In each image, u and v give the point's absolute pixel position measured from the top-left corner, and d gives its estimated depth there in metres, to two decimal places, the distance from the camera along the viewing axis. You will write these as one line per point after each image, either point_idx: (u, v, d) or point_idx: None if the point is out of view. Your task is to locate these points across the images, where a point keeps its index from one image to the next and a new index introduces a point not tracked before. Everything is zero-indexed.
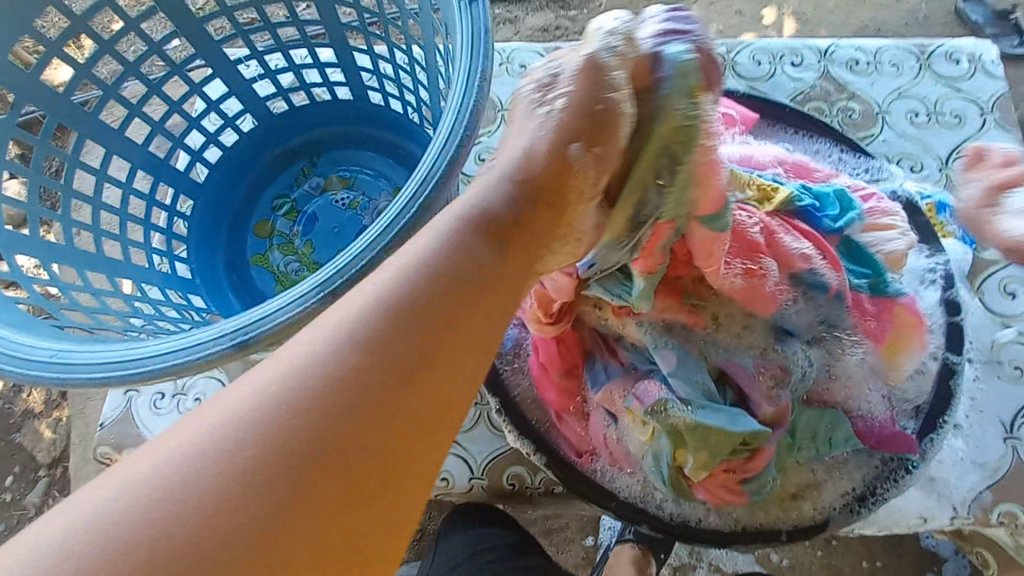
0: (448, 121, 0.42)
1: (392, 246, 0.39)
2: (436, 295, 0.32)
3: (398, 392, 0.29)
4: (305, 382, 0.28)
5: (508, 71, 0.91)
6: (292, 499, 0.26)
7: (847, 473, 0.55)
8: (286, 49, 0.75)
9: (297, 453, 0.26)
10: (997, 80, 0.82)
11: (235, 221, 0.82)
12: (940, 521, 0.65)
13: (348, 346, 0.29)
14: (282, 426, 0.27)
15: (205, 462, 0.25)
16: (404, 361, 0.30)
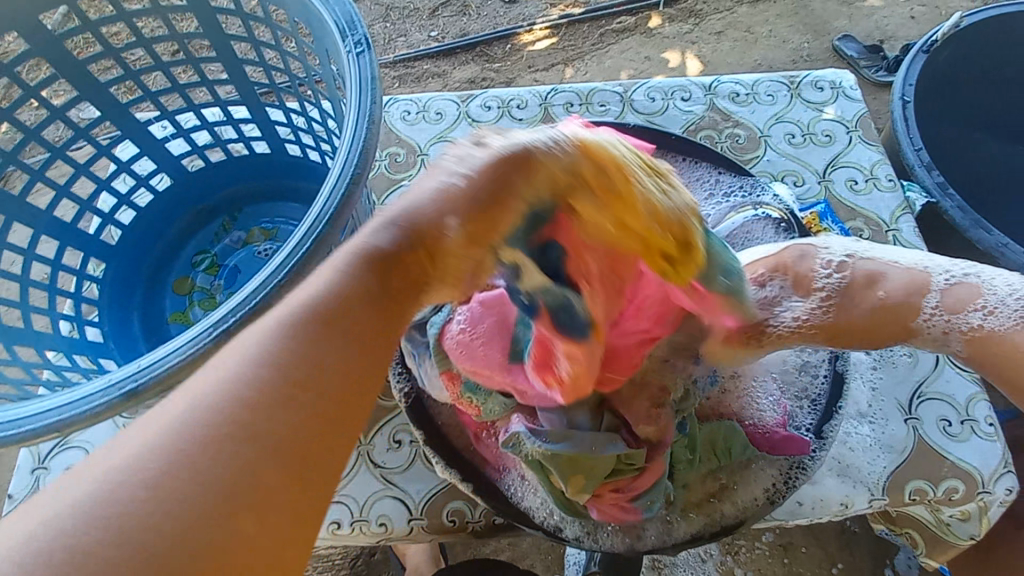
0: (339, 160, 0.44)
1: (286, 283, 0.40)
2: (314, 326, 0.31)
3: (283, 420, 0.28)
4: (204, 417, 0.27)
5: (425, 119, 0.96)
6: (243, 488, 0.26)
7: (752, 481, 0.58)
8: (198, 108, 0.76)
9: (197, 486, 0.26)
10: (857, 101, 0.93)
11: (152, 281, 0.80)
12: (861, 506, 0.68)
13: (244, 375, 0.29)
14: (177, 457, 0.26)
15: (155, 466, 0.26)
16: (290, 398, 0.29)
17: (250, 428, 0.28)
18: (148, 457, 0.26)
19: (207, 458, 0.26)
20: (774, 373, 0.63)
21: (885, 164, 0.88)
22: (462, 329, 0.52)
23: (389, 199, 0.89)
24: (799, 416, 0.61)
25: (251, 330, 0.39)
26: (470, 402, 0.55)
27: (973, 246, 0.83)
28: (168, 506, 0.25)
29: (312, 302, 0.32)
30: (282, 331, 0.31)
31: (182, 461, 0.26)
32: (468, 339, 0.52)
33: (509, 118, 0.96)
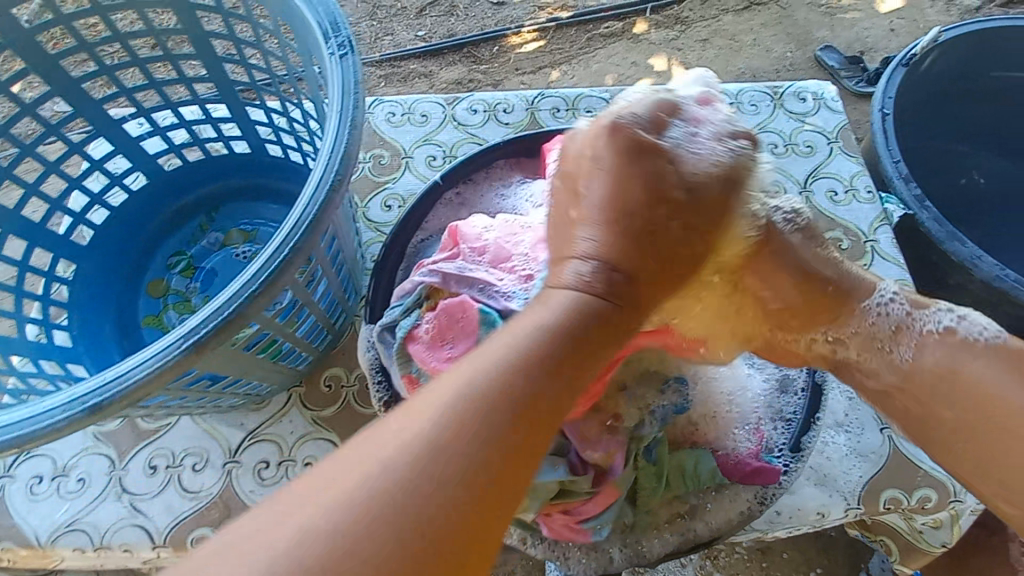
0: (319, 166, 0.43)
1: (261, 292, 0.39)
2: (502, 416, 0.34)
3: (464, 498, 0.32)
4: (391, 478, 0.31)
5: (410, 121, 0.95)
6: (422, 552, 0.30)
7: (723, 504, 0.58)
8: (175, 106, 0.74)
9: (384, 546, 0.30)
10: (838, 113, 0.94)
11: (126, 284, 0.78)
12: (837, 516, 0.69)
13: (430, 448, 0.32)
14: (376, 512, 0.30)
15: (353, 520, 0.30)
16: (475, 477, 0.32)
17: (436, 502, 0.31)
18: (350, 503, 0.30)
19: (414, 485, 0.31)
20: (750, 397, 0.64)
21: (865, 175, 0.89)
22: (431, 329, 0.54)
23: (372, 201, 0.88)
24: (775, 440, 0.62)
25: (224, 341, 0.38)
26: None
27: (948, 258, 0.84)
28: (370, 522, 0.30)
29: (479, 389, 0.34)
30: (469, 416, 0.33)
31: (379, 520, 0.30)
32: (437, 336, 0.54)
33: (495, 122, 0.95)
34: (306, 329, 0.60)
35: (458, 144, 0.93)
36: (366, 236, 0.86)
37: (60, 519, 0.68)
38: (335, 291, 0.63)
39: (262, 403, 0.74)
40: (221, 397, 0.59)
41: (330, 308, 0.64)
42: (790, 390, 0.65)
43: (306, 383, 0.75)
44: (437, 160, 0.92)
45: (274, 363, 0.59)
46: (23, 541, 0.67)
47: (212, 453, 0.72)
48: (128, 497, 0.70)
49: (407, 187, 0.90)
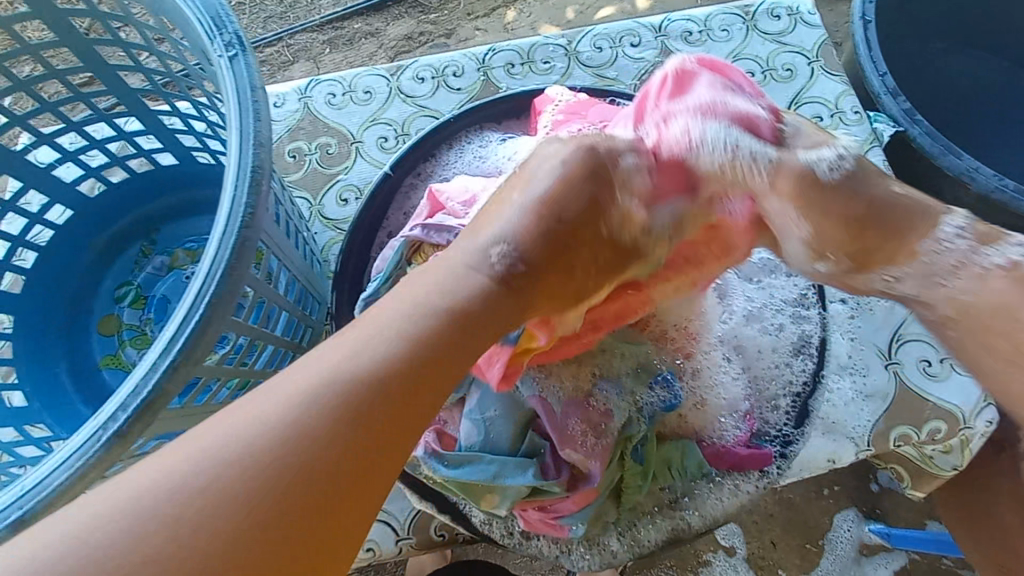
0: (226, 199, 0.37)
1: (180, 363, 0.34)
2: (360, 389, 0.34)
3: (294, 469, 0.31)
4: (224, 461, 0.30)
5: (352, 100, 0.86)
6: (247, 535, 0.29)
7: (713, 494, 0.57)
8: (80, 127, 0.67)
9: (214, 528, 0.29)
10: (816, 27, 0.86)
11: (75, 327, 0.74)
12: (844, 461, 0.68)
13: (272, 425, 0.32)
14: (203, 497, 0.29)
15: (162, 512, 0.29)
16: (309, 454, 0.31)
17: (253, 477, 0.30)
18: (163, 484, 0.30)
19: (244, 469, 0.30)
20: (755, 374, 0.62)
21: (850, 95, 0.83)
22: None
23: (326, 196, 0.81)
24: (772, 418, 0.61)
25: (151, 422, 0.33)
26: None
27: (943, 173, 0.79)
28: (202, 506, 0.29)
29: (349, 366, 0.34)
30: (330, 382, 0.34)
31: (195, 497, 0.29)
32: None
33: (445, 88, 0.87)
34: (266, 359, 0.56)
35: (411, 120, 0.85)
36: (325, 236, 0.79)
37: None
38: (291, 312, 0.59)
39: None
40: None
41: (290, 329, 0.60)
42: (806, 352, 0.62)
43: None
44: (390, 141, 0.84)
45: (239, 400, 0.56)
46: None
47: None
48: None
49: (362, 175, 0.82)
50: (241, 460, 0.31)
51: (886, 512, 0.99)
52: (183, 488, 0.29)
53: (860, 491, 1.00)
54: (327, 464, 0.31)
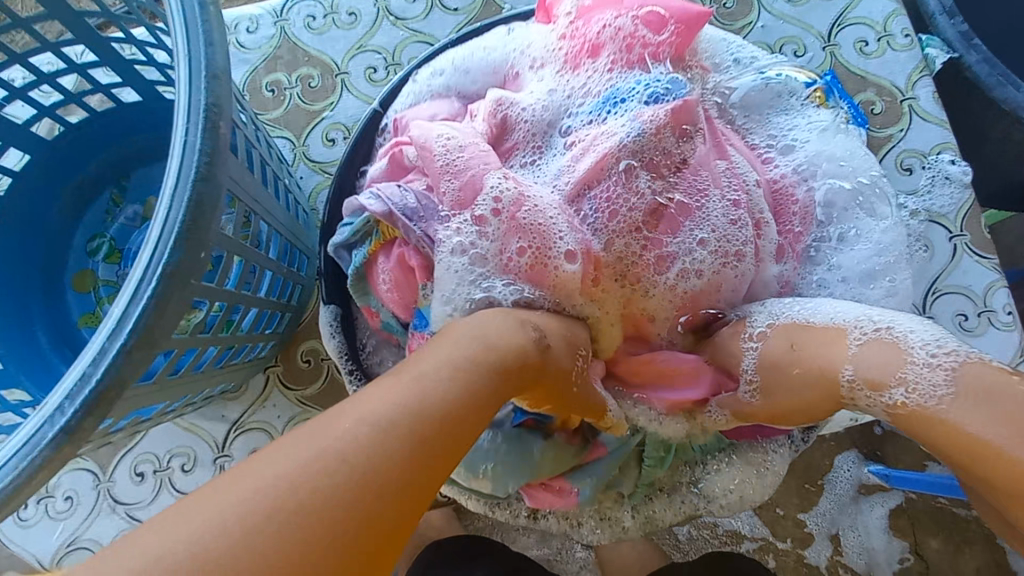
0: (176, 145, 0.31)
1: (135, 344, 0.29)
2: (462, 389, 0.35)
3: (410, 449, 0.30)
4: (338, 437, 0.29)
5: (335, 23, 0.76)
6: (363, 501, 0.28)
7: (734, 468, 0.56)
8: (24, 58, 0.58)
9: (329, 489, 0.27)
10: None
11: (47, 283, 0.68)
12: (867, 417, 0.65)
13: (385, 407, 0.31)
14: (318, 469, 0.28)
15: (278, 488, 0.27)
16: (424, 436, 0.31)
17: (369, 451, 0.29)
18: (280, 466, 0.28)
19: (359, 442, 0.29)
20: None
21: (901, 15, 0.73)
22: (389, 272, 0.49)
23: (311, 136, 0.73)
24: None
25: (109, 413, 0.29)
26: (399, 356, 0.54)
27: (997, 109, 0.69)
28: (320, 475, 0.27)
29: (448, 366, 0.36)
30: (441, 377, 0.35)
31: (309, 468, 0.28)
32: (400, 278, 0.49)
33: (441, 9, 0.76)
34: (250, 322, 0.51)
35: (402, 47, 0.75)
36: (312, 181, 0.72)
37: (59, 541, 0.65)
38: (276, 270, 0.53)
39: (239, 391, 0.67)
40: (177, 409, 0.52)
41: (275, 287, 0.54)
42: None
43: (281, 360, 0.68)
44: (379, 72, 0.75)
45: (224, 366, 0.51)
46: (26, 567, 0.65)
47: (198, 450, 0.66)
48: (123, 508, 0.65)
49: (349, 112, 0.74)
50: (357, 437, 0.29)
51: (887, 454, 0.89)
52: (301, 464, 0.28)
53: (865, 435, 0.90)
54: (431, 456, 0.31)
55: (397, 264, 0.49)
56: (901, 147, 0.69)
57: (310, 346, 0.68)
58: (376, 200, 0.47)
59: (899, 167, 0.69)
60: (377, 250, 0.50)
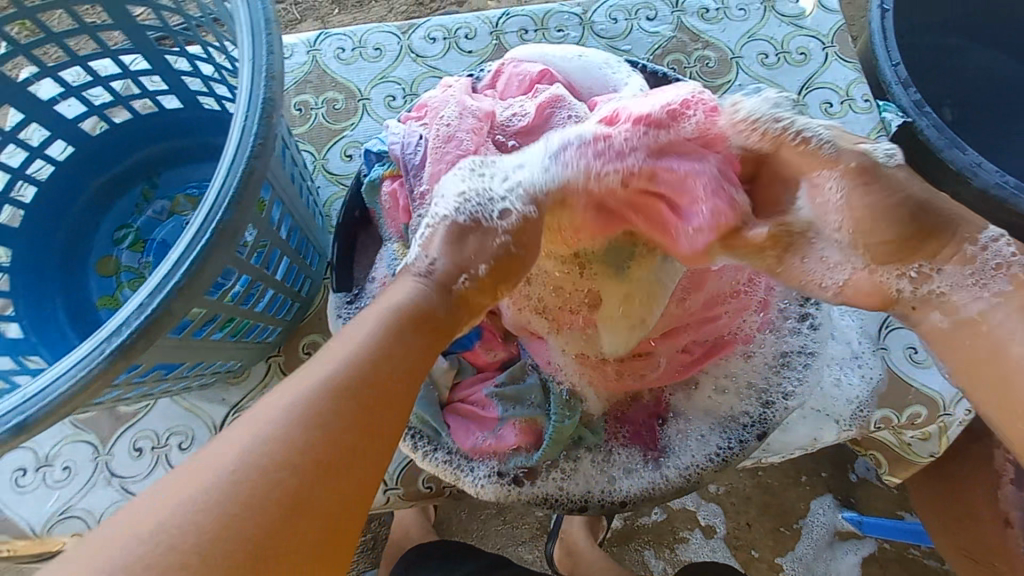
0: (235, 130, 0.38)
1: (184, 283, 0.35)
2: (348, 381, 0.39)
3: (305, 458, 0.36)
4: (234, 470, 0.35)
5: (362, 56, 0.86)
6: (268, 519, 0.34)
7: (695, 434, 0.66)
8: (84, 61, 0.66)
9: (234, 516, 0.33)
10: (834, 12, 0.86)
11: (71, 262, 0.74)
12: (821, 441, 0.72)
13: (268, 430, 0.36)
14: (220, 502, 0.34)
15: (191, 521, 0.33)
16: (322, 442, 0.37)
17: (264, 482, 0.35)
18: (186, 507, 0.33)
19: (255, 472, 0.35)
20: (732, 379, 0.67)
21: (862, 83, 0.82)
22: (389, 195, 0.60)
23: (331, 151, 0.81)
24: (739, 408, 0.66)
25: (154, 340, 0.35)
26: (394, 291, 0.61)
27: (945, 167, 0.79)
28: (223, 509, 0.33)
29: (341, 360, 0.40)
30: (326, 382, 0.39)
31: (209, 505, 0.33)
32: (395, 203, 0.60)
33: (457, 51, 0.86)
34: (265, 303, 0.57)
35: (420, 80, 0.84)
36: (328, 191, 0.79)
37: (53, 507, 0.68)
38: (292, 259, 0.59)
39: (242, 375, 0.71)
40: (189, 378, 0.57)
41: (291, 276, 0.61)
42: (789, 363, 0.67)
43: (284, 351, 0.73)
44: (397, 100, 0.84)
45: (237, 341, 0.57)
46: (17, 532, 0.67)
47: (196, 429, 0.70)
48: (118, 481, 0.68)
49: (368, 132, 0.82)
50: (253, 473, 0.35)
51: (859, 500, 1.02)
52: (198, 503, 0.33)
53: (836, 479, 1.03)
54: (327, 454, 0.37)
55: (394, 193, 0.59)
56: None
57: (312, 341, 0.73)
58: (399, 140, 0.59)
59: None
60: (386, 177, 0.60)
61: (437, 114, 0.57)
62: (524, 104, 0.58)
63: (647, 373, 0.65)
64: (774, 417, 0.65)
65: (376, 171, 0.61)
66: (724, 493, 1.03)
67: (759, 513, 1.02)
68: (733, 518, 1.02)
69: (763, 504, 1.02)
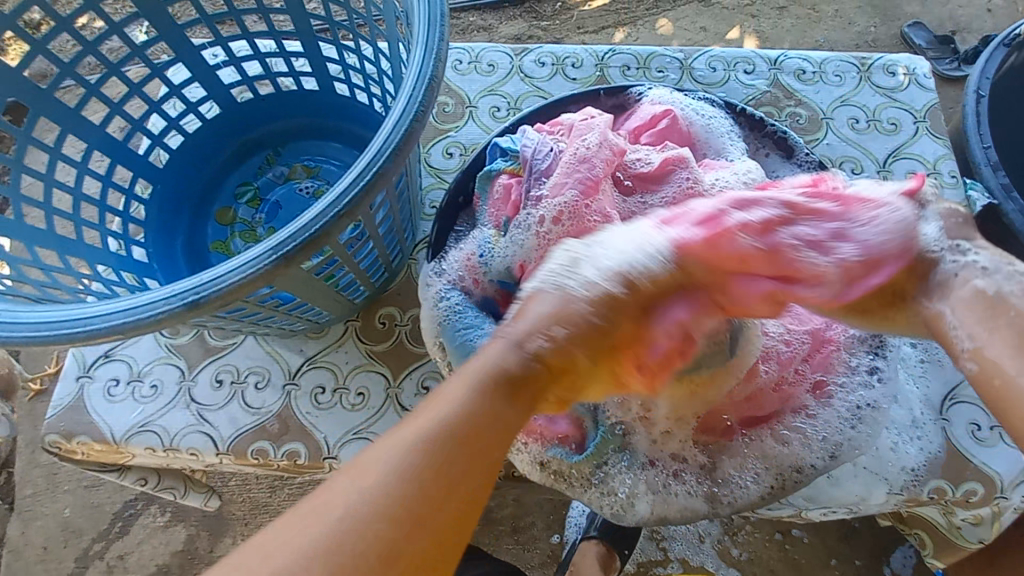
0: (403, 96, 0.44)
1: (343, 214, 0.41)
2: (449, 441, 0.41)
3: (413, 509, 0.38)
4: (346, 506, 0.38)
5: (477, 69, 0.94)
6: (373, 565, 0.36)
7: (751, 467, 0.64)
8: (251, 37, 0.78)
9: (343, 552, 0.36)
10: (930, 90, 0.89)
11: (195, 208, 0.83)
12: (869, 501, 0.70)
13: (381, 476, 0.39)
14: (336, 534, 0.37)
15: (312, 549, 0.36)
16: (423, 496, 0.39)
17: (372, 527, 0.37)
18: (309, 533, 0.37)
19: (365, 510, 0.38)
20: (797, 429, 0.64)
21: (950, 160, 0.84)
22: (503, 187, 0.66)
23: (434, 148, 0.89)
24: (804, 455, 0.63)
25: (307, 255, 0.41)
26: (478, 270, 0.65)
27: None
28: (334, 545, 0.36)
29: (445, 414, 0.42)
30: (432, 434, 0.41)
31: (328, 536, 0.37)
32: (505, 195, 0.66)
33: (562, 76, 0.93)
34: (364, 260, 0.63)
35: (524, 97, 0.92)
36: (426, 182, 0.86)
37: (135, 419, 0.74)
38: (397, 229, 0.66)
39: (322, 331, 0.77)
40: (289, 316, 0.63)
41: (390, 243, 0.67)
42: (861, 419, 0.65)
43: (362, 317, 0.78)
44: (501, 112, 0.91)
45: (337, 291, 0.63)
46: (98, 436, 0.74)
47: (272, 374, 0.76)
48: (196, 407, 0.75)
49: (470, 136, 0.89)
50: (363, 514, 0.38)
51: None
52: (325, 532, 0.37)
53: (871, 569, 0.98)
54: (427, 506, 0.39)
55: (508, 188, 0.65)
56: None
57: (387, 312, 0.79)
58: (531, 146, 0.65)
59: None
60: (508, 172, 0.66)
61: (579, 133, 0.64)
62: (651, 154, 0.66)
63: (715, 422, 0.65)
64: (829, 466, 0.63)
65: (498, 163, 0.67)
66: (750, 557, 1.00)
67: None
68: None
69: None
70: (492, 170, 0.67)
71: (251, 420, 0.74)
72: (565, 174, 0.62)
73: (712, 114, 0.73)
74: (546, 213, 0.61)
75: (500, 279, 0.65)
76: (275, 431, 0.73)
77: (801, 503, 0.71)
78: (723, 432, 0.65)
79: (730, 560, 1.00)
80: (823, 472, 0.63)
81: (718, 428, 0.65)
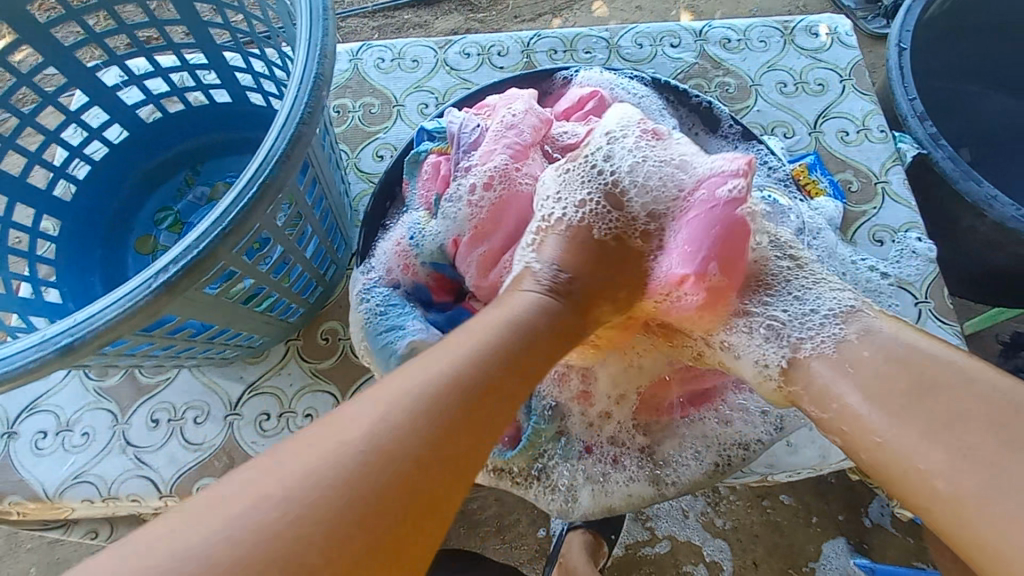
0: (287, 100, 0.41)
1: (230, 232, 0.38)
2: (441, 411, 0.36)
3: (387, 486, 0.32)
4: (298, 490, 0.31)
5: (400, 66, 0.91)
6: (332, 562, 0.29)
7: (695, 445, 0.63)
8: (149, 53, 0.73)
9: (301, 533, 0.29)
10: (852, 48, 0.89)
11: (112, 240, 0.78)
12: (820, 467, 0.70)
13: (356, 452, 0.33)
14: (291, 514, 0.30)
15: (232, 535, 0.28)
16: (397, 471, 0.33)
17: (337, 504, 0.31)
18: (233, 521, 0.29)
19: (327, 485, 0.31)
20: (738, 406, 0.64)
21: (878, 114, 0.85)
22: (432, 165, 0.64)
23: (363, 151, 0.85)
24: (747, 432, 0.63)
25: (195, 279, 0.38)
26: (411, 255, 0.62)
27: (961, 198, 0.82)
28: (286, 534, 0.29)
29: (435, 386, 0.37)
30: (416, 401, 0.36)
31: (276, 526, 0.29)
32: (434, 173, 0.63)
33: (489, 66, 0.91)
34: (291, 280, 0.60)
35: (452, 90, 0.89)
36: (357, 188, 0.83)
37: (67, 471, 0.69)
38: (321, 241, 0.62)
39: (259, 356, 0.73)
40: (214, 345, 0.60)
41: (318, 258, 0.64)
42: None
43: (302, 335, 0.75)
44: (430, 108, 0.88)
45: (264, 313, 0.60)
46: (28, 494, 0.68)
47: (212, 406, 0.72)
48: (132, 450, 0.70)
49: (399, 136, 0.86)
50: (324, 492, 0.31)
51: (872, 547, 0.99)
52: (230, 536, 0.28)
53: (849, 524, 1.00)
54: (406, 486, 0.33)
55: (438, 165, 0.63)
56: (874, 222, 0.78)
57: (326, 329, 0.75)
58: (457, 122, 0.63)
59: (871, 237, 0.77)
60: (439, 150, 0.65)
61: (502, 110, 0.62)
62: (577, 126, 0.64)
63: (659, 401, 0.64)
64: (772, 439, 0.63)
65: (428, 144, 0.66)
66: (731, 527, 1.00)
67: (766, 554, 0.99)
68: (738, 556, 0.99)
69: (770, 544, 1.00)
70: (421, 150, 0.65)
71: (193, 457, 0.70)
72: (490, 145, 0.59)
73: (637, 87, 0.72)
74: (472, 183, 0.58)
75: (432, 262, 0.63)
76: (220, 465, 0.69)
77: (757, 474, 0.71)
78: (669, 406, 0.64)
79: (713, 532, 1.00)
80: (769, 446, 0.63)
81: (666, 399, 0.64)
